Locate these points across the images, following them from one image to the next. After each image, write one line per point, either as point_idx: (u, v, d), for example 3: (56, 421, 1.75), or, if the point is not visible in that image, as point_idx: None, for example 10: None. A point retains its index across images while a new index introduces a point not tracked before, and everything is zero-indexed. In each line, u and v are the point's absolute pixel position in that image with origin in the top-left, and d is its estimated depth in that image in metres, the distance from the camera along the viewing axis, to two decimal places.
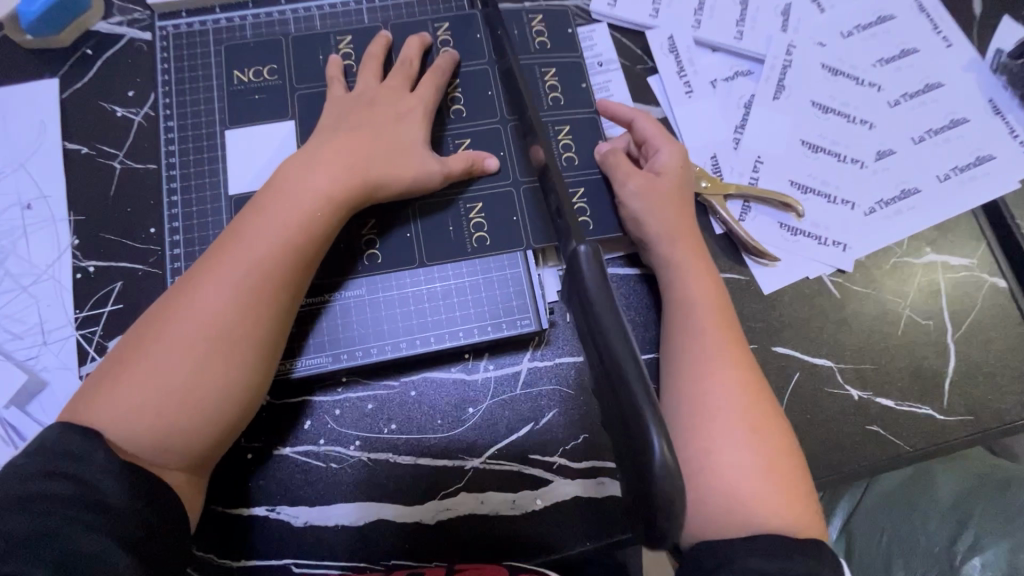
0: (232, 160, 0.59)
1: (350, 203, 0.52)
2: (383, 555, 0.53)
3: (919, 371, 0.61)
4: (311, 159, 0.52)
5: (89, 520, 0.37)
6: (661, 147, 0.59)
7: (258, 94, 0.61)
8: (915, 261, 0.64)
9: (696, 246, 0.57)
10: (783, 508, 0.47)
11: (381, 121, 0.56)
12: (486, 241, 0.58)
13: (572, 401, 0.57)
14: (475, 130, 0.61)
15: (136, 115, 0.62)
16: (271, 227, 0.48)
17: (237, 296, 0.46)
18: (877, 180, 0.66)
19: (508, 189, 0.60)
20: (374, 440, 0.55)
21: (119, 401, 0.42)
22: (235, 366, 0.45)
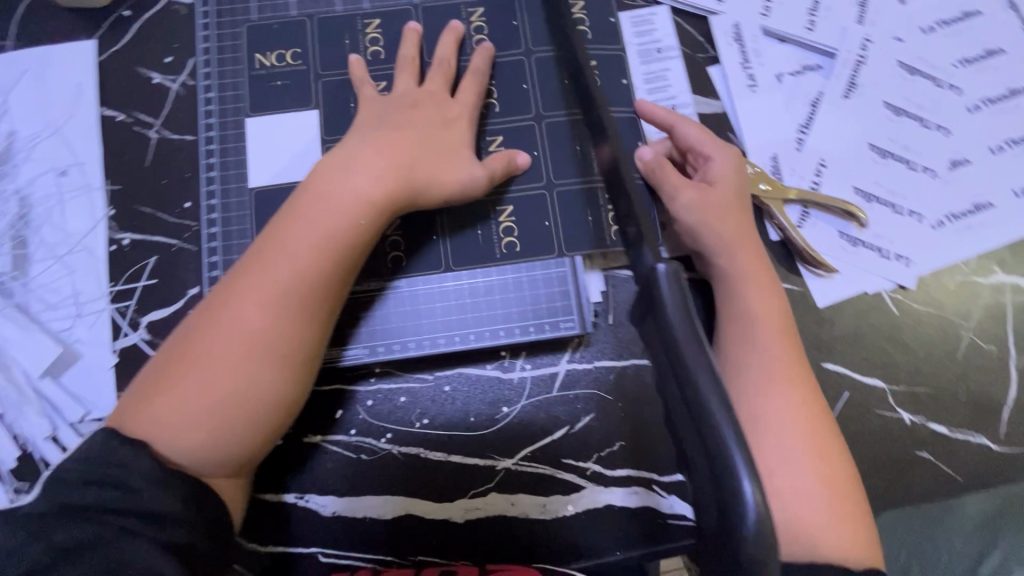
0: (254, 147, 0.57)
1: (395, 207, 0.49)
2: (411, 549, 0.53)
3: (977, 398, 0.58)
4: (351, 157, 0.49)
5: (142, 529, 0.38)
6: (712, 155, 0.56)
7: (279, 81, 0.58)
8: (982, 281, 0.60)
9: (758, 258, 0.53)
10: (848, 537, 0.46)
11: (424, 121, 0.53)
12: (515, 246, 0.56)
13: (610, 407, 0.55)
14: (507, 128, 0.58)
15: (173, 83, 0.60)
16: (312, 234, 0.46)
17: (281, 308, 0.44)
18: (948, 191, 0.62)
19: (542, 192, 0.57)
20: (405, 434, 0.54)
21: (167, 418, 0.41)
22: (282, 380, 0.44)
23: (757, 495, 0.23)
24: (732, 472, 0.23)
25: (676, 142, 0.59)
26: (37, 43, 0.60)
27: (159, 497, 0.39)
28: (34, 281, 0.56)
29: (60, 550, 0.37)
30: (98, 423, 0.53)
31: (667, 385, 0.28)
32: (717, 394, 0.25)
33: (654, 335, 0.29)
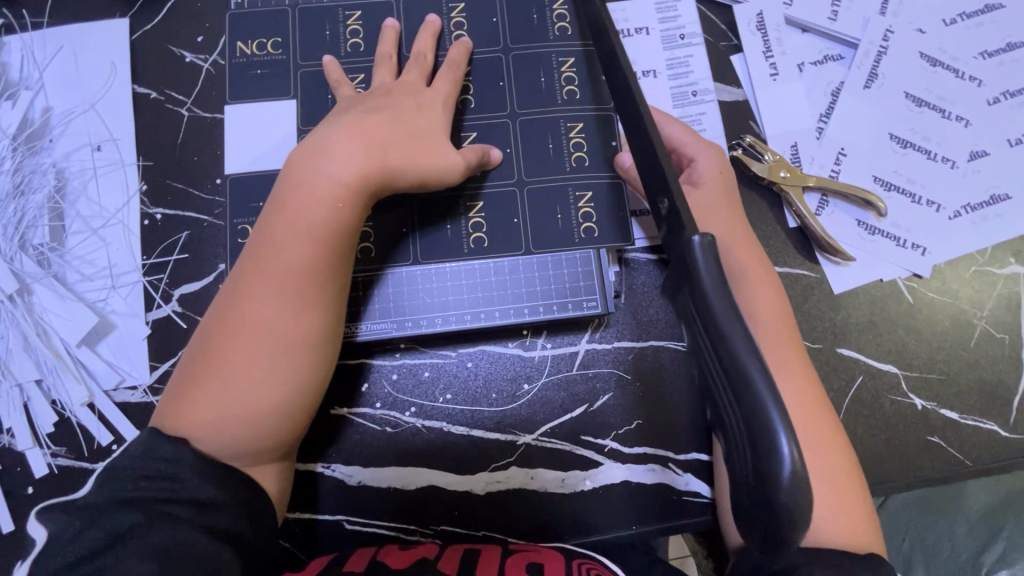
0: (231, 136, 0.57)
1: (370, 191, 0.48)
2: (434, 519, 0.54)
3: (989, 386, 0.59)
4: (321, 145, 0.49)
5: (181, 514, 0.39)
6: (695, 154, 0.55)
7: (260, 69, 0.58)
8: (996, 271, 0.61)
9: (755, 253, 0.53)
10: (843, 526, 0.47)
11: (396, 107, 0.52)
12: (483, 243, 0.56)
13: (629, 386, 0.57)
14: (483, 123, 0.58)
15: (205, 62, 0.61)
16: (297, 225, 0.46)
17: (286, 299, 0.45)
18: (966, 182, 0.63)
19: (512, 189, 0.57)
20: (429, 408, 0.56)
21: (197, 420, 0.43)
22: (302, 364, 0.45)
23: (794, 454, 0.24)
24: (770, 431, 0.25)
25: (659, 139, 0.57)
26: (72, 20, 0.61)
27: (201, 485, 0.41)
28: (71, 253, 0.57)
29: (102, 536, 0.38)
30: (132, 391, 0.55)
31: (706, 354, 0.29)
32: (759, 366, 0.26)
33: (691, 305, 0.30)
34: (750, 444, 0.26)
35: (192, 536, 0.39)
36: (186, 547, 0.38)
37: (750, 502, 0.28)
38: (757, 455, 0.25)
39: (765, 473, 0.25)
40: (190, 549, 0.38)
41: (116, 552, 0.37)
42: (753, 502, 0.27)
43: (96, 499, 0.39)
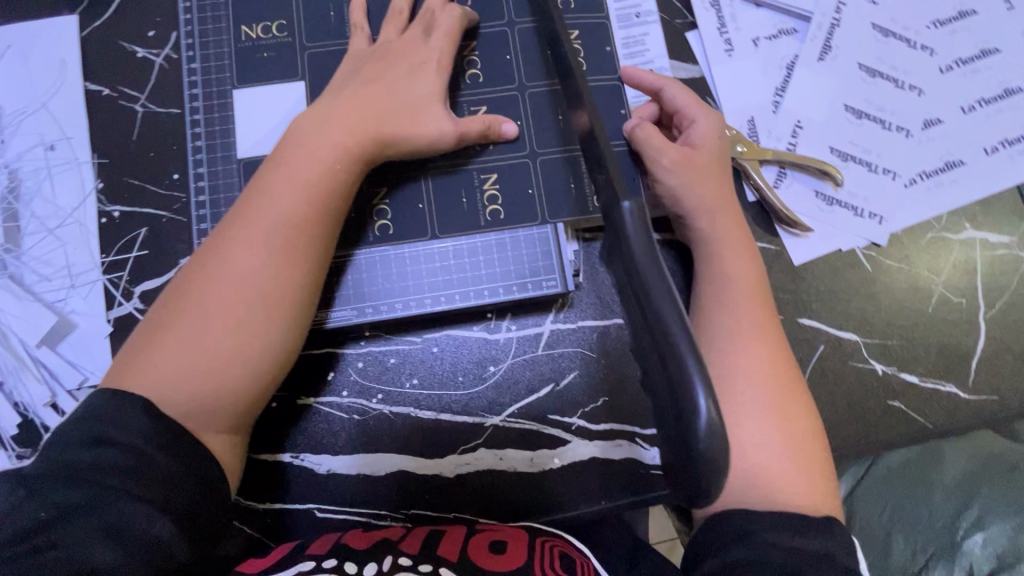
0: (241, 118, 0.58)
1: (366, 157, 0.50)
2: (405, 504, 0.55)
3: (947, 350, 0.60)
4: (324, 111, 0.51)
5: (134, 490, 0.37)
6: (696, 117, 0.57)
7: (265, 52, 0.59)
8: (952, 237, 0.62)
9: (738, 224, 0.55)
10: (805, 487, 0.47)
11: (396, 76, 0.53)
12: (499, 215, 0.57)
13: (593, 363, 0.57)
14: (491, 97, 0.59)
15: (157, 56, 0.60)
16: (293, 183, 0.47)
17: (270, 253, 0.45)
18: (921, 150, 0.63)
19: (525, 161, 0.58)
20: (395, 394, 0.56)
21: (161, 366, 0.42)
22: (275, 324, 0.45)
23: (710, 408, 0.26)
24: (688, 385, 0.26)
25: (663, 106, 0.60)
26: (20, 19, 0.60)
27: (159, 456, 0.39)
28: (27, 253, 0.57)
29: (54, 509, 0.35)
30: None
31: (635, 315, 0.31)
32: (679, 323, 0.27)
33: (622, 269, 0.31)
34: (673, 399, 0.27)
35: (147, 513, 0.37)
36: (141, 528, 0.37)
37: (677, 456, 0.29)
38: (680, 410, 0.27)
39: (686, 426, 0.27)
40: (145, 529, 0.37)
41: (63, 532, 0.35)
42: (680, 456, 0.28)
43: (44, 470, 0.37)
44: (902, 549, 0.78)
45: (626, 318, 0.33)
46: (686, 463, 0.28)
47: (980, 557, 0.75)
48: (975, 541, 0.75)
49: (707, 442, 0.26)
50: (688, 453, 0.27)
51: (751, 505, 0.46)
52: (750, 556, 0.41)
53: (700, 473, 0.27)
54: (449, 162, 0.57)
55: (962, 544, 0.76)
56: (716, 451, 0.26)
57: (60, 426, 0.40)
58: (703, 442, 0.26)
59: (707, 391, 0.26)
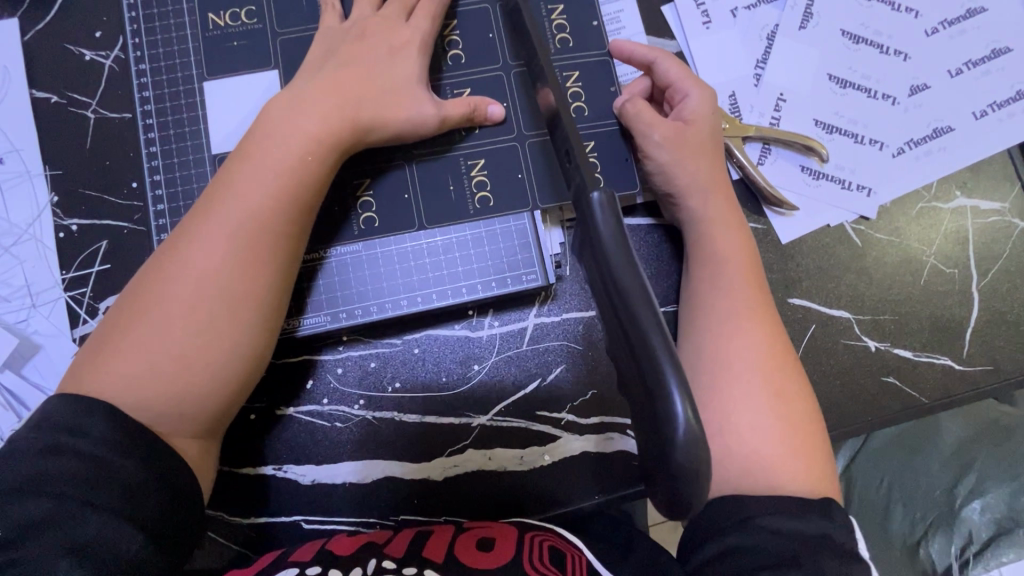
0: (212, 112, 0.54)
1: (340, 145, 0.47)
2: (393, 509, 0.53)
3: (940, 322, 0.59)
4: (295, 96, 0.47)
5: (96, 501, 0.35)
6: (689, 91, 0.54)
7: (235, 41, 0.55)
8: (943, 206, 0.61)
9: (728, 202, 0.53)
10: (803, 471, 0.45)
11: (372, 57, 0.49)
12: (489, 202, 0.55)
13: (580, 356, 0.55)
14: (475, 79, 0.56)
15: (106, 58, 0.57)
16: (261, 173, 0.44)
17: (236, 249, 0.42)
18: (909, 118, 0.61)
19: (513, 144, 0.55)
20: (378, 399, 0.54)
21: (122, 368, 0.40)
22: (242, 326, 0.42)
23: (687, 411, 0.25)
24: (665, 385, 0.26)
25: (655, 80, 0.57)
26: None
27: (123, 463, 0.37)
28: None
29: (13, 526, 0.34)
30: None
31: (605, 307, 0.30)
32: (649, 314, 0.27)
33: (591, 257, 0.30)
34: (649, 401, 0.27)
35: (112, 525, 0.35)
36: (106, 541, 0.35)
37: (655, 456, 0.28)
38: (655, 412, 0.26)
39: (663, 431, 0.26)
40: (111, 542, 0.35)
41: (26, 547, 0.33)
42: (658, 459, 0.27)
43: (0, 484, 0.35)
44: (900, 520, 0.78)
45: (598, 310, 0.31)
46: (665, 468, 0.27)
47: (979, 523, 0.74)
48: (973, 508, 0.75)
49: (685, 454, 0.26)
50: (665, 457, 0.27)
51: (745, 491, 0.43)
52: (744, 542, 0.40)
53: (677, 474, 0.26)
54: (433, 147, 0.54)
55: (962, 511, 0.75)
56: (696, 459, 0.26)
57: (16, 435, 0.38)
58: (684, 455, 0.26)
59: (684, 394, 0.25)
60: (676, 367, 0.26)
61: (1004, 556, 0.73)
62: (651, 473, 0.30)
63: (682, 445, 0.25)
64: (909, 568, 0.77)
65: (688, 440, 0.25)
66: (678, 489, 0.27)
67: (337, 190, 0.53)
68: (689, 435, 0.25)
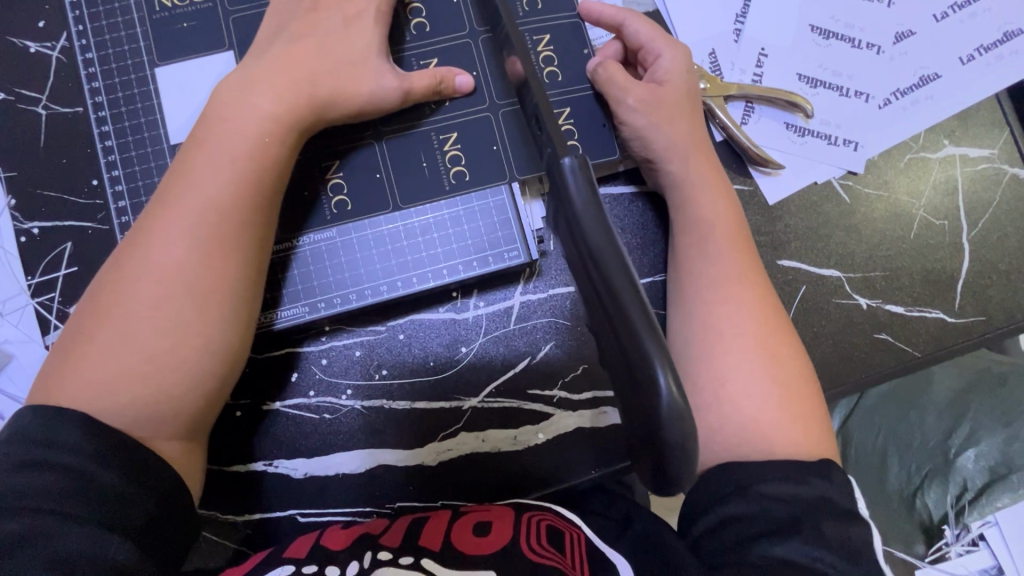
0: (167, 99, 0.51)
1: (302, 125, 0.45)
2: (389, 498, 0.52)
3: (932, 275, 0.58)
4: (248, 75, 0.44)
5: (77, 513, 0.34)
6: (662, 50, 0.52)
7: (186, 22, 0.52)
8: (932, 156, 0.59)
9: (710, 165, 0.51)
10: (799, 436, 0.44)
11: (327, 31, 0.47)
12: (464, 176, 0.53)
13: (568, 331, 0.54)
14: (441, 48, 0.53)
15: (52, 49, 0.54)
16: (218, 161, 0.42)
17: (200, 243, 0.41)
18: (894, 67, 0.60)
19: (485, 115, 0.53)
20: (366, 388, 0.53)
21: (94, 374, 0.38)
22: (215, 322, 0.41)
23: (671, 384, 0.24)
24: (647, 358, 0.25)
25: (627, 42, 0.54)
26: None
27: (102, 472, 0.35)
28: None
29: None
30: None
31: (584, 279, 0.28)
32: (627, 283, 0.26)
33: (567, 228, 0.29)
34: (632, 376, 0.26)
35: (95, 536, 0.34)
36: (88, 553, 0.33)
37: (641, 431, 0.27)
38: (639, 387, 0.26)
39: (648, 406, 0.25)
40: (94, 553, 0.33)
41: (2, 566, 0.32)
42: (645, 434, 0.27)
43: None
44: (897, 473, 0.79)
45: (577, 282, 0.30)
46: (652, 443, 0.27)
47: (973, 471, 0.74)
48: (967, 457, 0.74)
49: (671, 427, 0.25)
50: (651, 430, 0.26)
51: (741, 458, 0.43)
52: (742, 511, 0.39)
53: (666, 448, 0.26)
54: (402, 123, 0.52)
55: (955, 461, 0.75)
56: (684, 431, 0.25)
57: None
58: (670, 430, 0.25)
59: (667, 366, 0.24)
60: (656, 338, 0.25)
61: (1000, 500, 0.72)
62: (639, 449, 0.30)
63: (666, 419, 0.25)
64: (907, 520, 0.78)
65: (672, 414, 0.24)
66: (666, 463, 0.26)
67: (304, 174, 0.51)
68: (673, 410, 0.24)
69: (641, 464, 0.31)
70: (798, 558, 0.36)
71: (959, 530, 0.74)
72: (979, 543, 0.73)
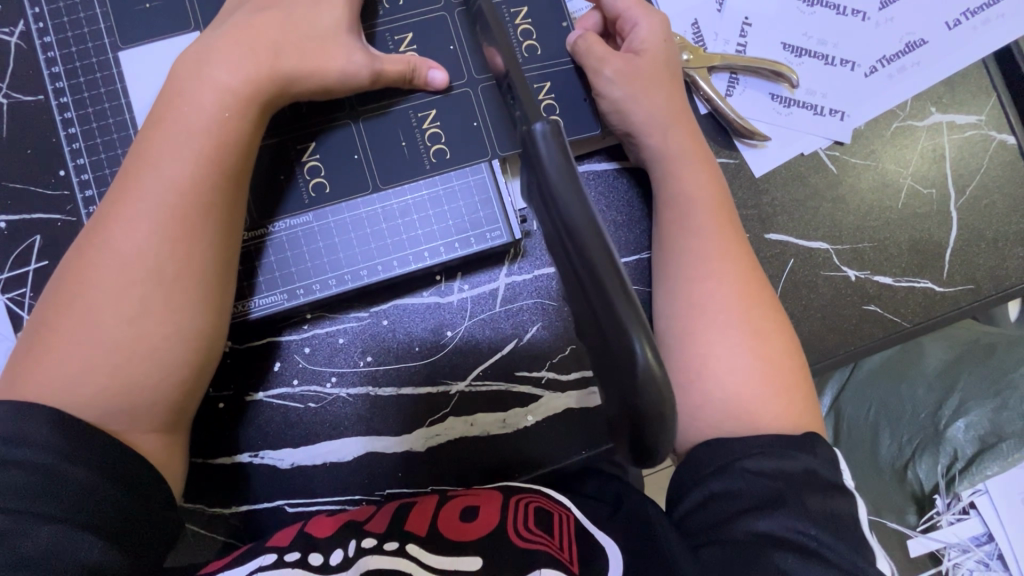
0: (132, 84, 0.49)
1: (264, 98, 0.43)
2: (378, 485, 0.52)
3: (921, 245, 0.57)
4: (203, 50, 0.43)
5: (49, 512, 0.33)
6: (639, 19, 0.51)
7: (148, 3, 0.50)
8: (918, 124, 0.58)
9: (691, 136, 0.50)
10: (784, 410, 0.43)
11: (293, 4, 0.45)
12: (445, 154, 0.51)
13: (555, 312, 0.54)
14: (415, 23, 0.52)
15: (11, 36, 0.51)
16: (178, 141, 0.41)
17: (166, 226, 0.40)
18: (880, 33, 0.58)
19: (464, 91, 0.52)
20: (351, 375, 0.52)
21: (63, 366, 0.37)
22: (187, 307, 0.40)
23: (646, 352, 0.24)
24: (624, 330, 0.24)
25: (605, 13, 0.53)
26: None
27: (75, 468, 0.35)
28: None
29: None
30: None
31: (560, 248, 0.28)
32: (604, 254, 0.25)
33: (542, 199, 0.29)
34: (609, 348, 0.26)
35: (69, 534, 0.33)
36: (62, 552, 0.32)
37: (620, 405, 0.27)
38: (616, 359, 0.25)
39: (625, 377, 0.25)
40: (67, 552, 0.33)
41: None
42: (625, 408, 0.26)
43: None
44: (888, 446, 0.79)
45: (555, 253, 0.30)
46: (630, 415, 0.26)
47: (964, 441, 0.73)
48: (958, 427, 0.74)
49: (647, 396, 0.25)
50: (631, 400, 0.25)
51: (728, 433, 0.42)
52: (726, 488, 0.39)
53: (645, 419, 0.25)
54: (378, 101, 0.50)
55: (945, 432, 0.75)
56: (660, 399, 0.25)
57: None
58: (645, 399, 0.25)
59: (643, 335, 0.24)
60: (631, 307, 0.24)
61: (989, 469, 0.70)
62: (617, 423, 0.29)
63: (642, 389, 0.24)
64: (898, 491, 0.78)
65: (647, 382, 0.24)
66: (645, 435, 0.26)
67: (278, 157, 0.49)
68: (649, 378, 0.24)
69: (621, 439, 0.30)
70: (782, 532, 0.36)
71: (949, 499, 0.73)
72: (969, 510, 0.73)
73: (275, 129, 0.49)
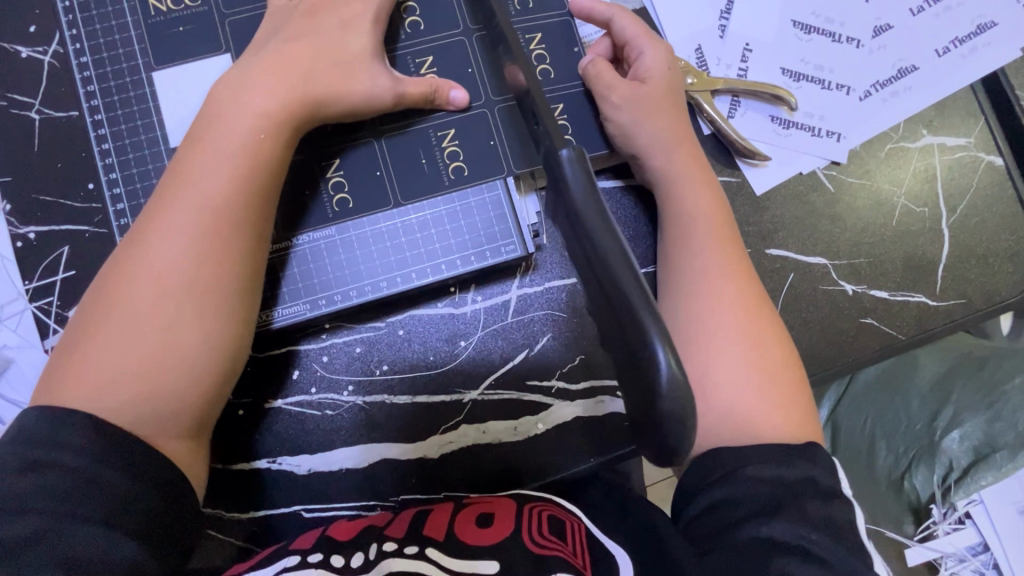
0: (164, 102, 0.52)
1: (296, 121, 0.45)
2: (393, 491, 0.53)
3: (914, 261, 0.60)
4: (241, 75, 0.45)
5: (85, 514, 0.35)
6: (645, 47, 0.53)
7: (181, 26, 0.52)
8: (911, 145, 0.61)
9: (695, 157, 0.53)
10: (785, 418, 0.46)
11: (323, 31, 0.48)
12: (463, 171, 0.54)
13: (565, 322, 0.56)
14: (435, 47, 0.54)
15: (45, 54, 0.53)
16: (215, 161, 0.43)
17: (199, 241, 0.42)
18: (873, 60, 0.61)
19: (482, 112, 0.54)
20: (368, 384, 0.53)
21: (97, 371, 0.39)
22: (214, 318, 0.42)
23: (669, 360, 0.26)
24: (648, 341, 0.26)
25: (615, 39, 0.56)
26: None
27: (111, 472, 0.36)
28: None
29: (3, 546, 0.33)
30: None
31: (587, 265, 0.30)
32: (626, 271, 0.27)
33: (568, 218, 0.31)
34: (633, 356, 0.28)
35: (104, 535, 0.35)
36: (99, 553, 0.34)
37: (642, 410, 0.29)
38: (640, 367, 0.27)
39: (647, 384, 0.27)
40: (103, 554, 0.34)
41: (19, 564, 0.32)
42: (645, 413, 0.29)
43: None
44: (886, 456, 0.81)
45: (581, 268, 0.32)
46: (649, 421, 0.28)
47: (958, 452, 0.75)
48: (952, 438, 0.76)
49: (670, 404, 0.27)
50: (652, 405, 0.27)
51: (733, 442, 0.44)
52: (732, 493, 0.41)
53: (663, 424, 0.27)
54: (399, 121, 0.53)
55: (940, 443, 0.76)
56: (679, 407, 0.27)
57: None
58: (664, 406, 0.27)
59: (666, 345, 0.26)
60: (654, 320, 0.26)
61: (984, 479, 0.73)
62: (637, 427, 0.31)
63: (662, 396, 0.26)
64: (895, 500, 0.80)
65: (668, 389, 0.26)
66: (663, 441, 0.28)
67: (303, 173, 0.51)
68: (671, 386, 0.26)
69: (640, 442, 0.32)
70: (784, 535, 0.38)
71: (945, 509, 0.75)
72: (965, 520, 0.75)
73: (302, 147, 0.51)
